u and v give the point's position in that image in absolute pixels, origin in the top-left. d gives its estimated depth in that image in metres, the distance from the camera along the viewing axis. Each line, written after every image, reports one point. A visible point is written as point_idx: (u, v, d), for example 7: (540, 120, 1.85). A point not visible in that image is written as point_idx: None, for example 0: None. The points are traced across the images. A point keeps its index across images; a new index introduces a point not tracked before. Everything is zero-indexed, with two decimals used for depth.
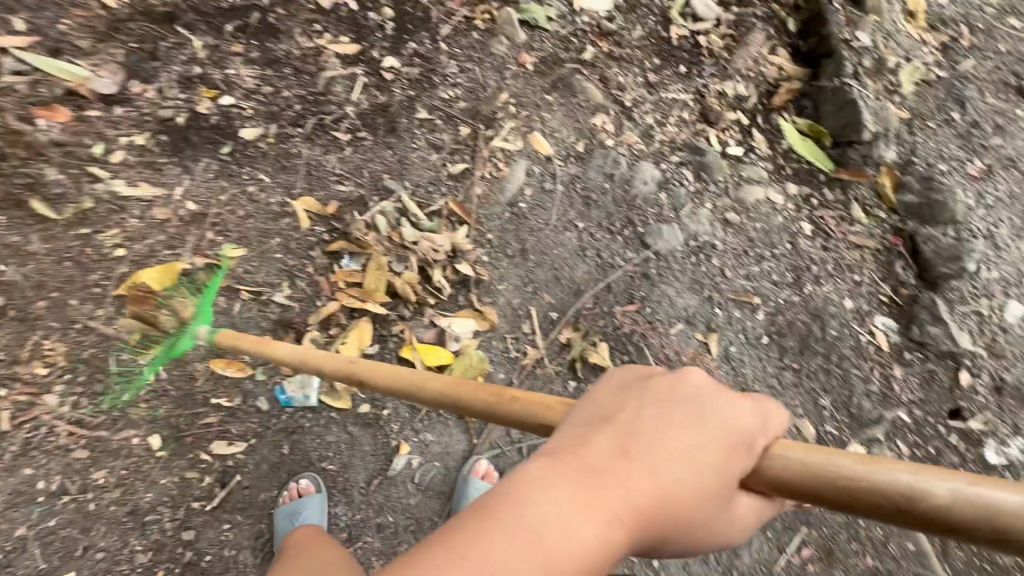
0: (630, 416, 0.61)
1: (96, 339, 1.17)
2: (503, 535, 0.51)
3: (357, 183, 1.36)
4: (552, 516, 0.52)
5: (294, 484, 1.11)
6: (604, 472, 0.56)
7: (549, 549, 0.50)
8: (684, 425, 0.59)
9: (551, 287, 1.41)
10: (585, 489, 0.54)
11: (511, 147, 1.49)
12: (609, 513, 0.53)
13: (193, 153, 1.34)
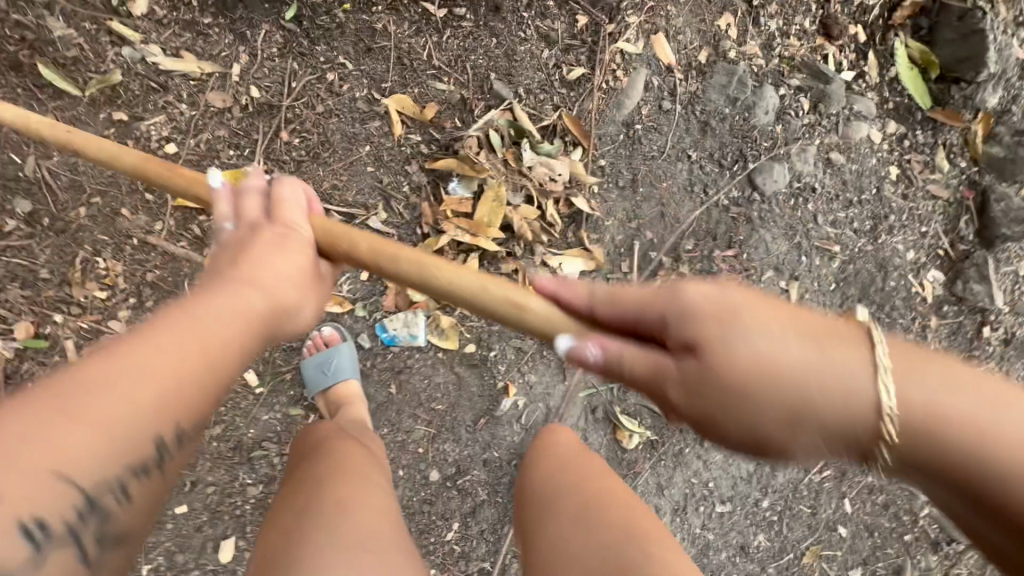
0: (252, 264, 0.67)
1: (162, 259, 0.98)
2: (182, 343, 0.55)
3: (458, 82, 1.11)
4: (215, 325, 0.58)
5: (317, 333, 1.05)
6: (248, 307, 0.63)
7: (212, 348, 0.56)
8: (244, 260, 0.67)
9: (654, 225, 1.31)
10: (236, 307, 0.61)
11: (632, 49, 1.24)
12: (232, 314, 0.60)
13: (242, 12, 1.00)
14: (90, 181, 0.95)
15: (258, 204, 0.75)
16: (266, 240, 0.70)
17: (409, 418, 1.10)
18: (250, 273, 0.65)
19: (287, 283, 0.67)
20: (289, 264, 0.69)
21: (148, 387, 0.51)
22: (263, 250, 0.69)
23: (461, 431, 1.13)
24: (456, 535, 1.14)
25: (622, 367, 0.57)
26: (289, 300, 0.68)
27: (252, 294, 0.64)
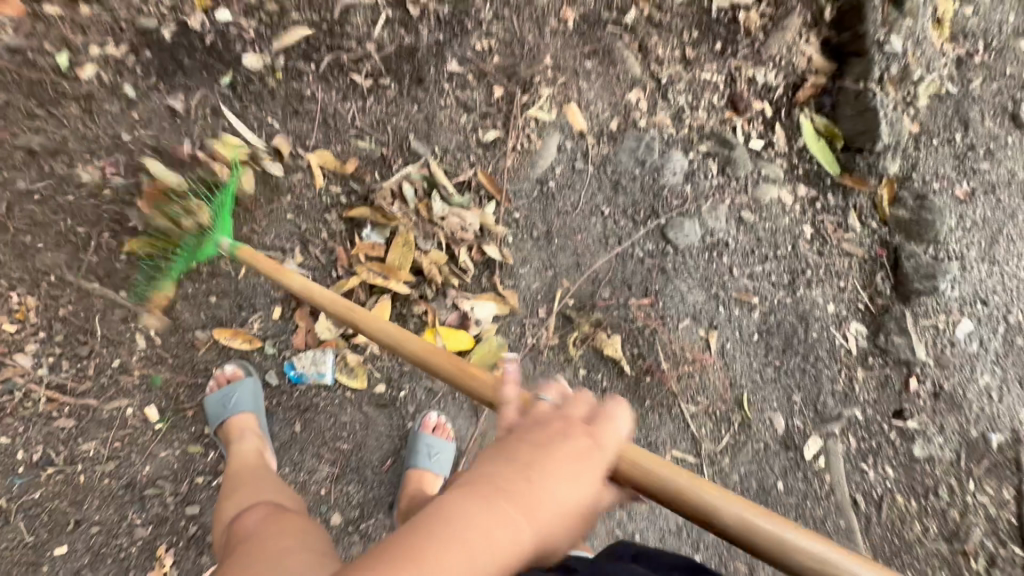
0: (548, 456, 0.68)
1: (76, 296, 1.03)
2: (450, 534, 0.56)
3: (379, 141, 1.23)
4: (471, 516, 0.58)
5: (219, 372, 1.07)
6: (507, 489, 0.62)
7: (470, 540, 0.56)
8: (575, 459, 0.70)
9: (571, 274, 1.38)
10: (506, 502, 0.61)
11: (545, 117, 1.38)
12: (541, 518, 0.62)
13: (182, 79, 1.13)
14: (18, 220, 1.03)
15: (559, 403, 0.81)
16: (564, 435, 0.72)
17: (312, 457, 1.10)
18: (535, 470, 0.66)
19: (564, 509, 0.65)
20: (568, 491, 0.66)
21: (453, 557, 0.55)
22: (567, 462, 0.69)
23: (366, 473, 1.13)
24: None
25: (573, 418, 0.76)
26: (567, 526, 0.65)
27: (540, 510, 0.62)
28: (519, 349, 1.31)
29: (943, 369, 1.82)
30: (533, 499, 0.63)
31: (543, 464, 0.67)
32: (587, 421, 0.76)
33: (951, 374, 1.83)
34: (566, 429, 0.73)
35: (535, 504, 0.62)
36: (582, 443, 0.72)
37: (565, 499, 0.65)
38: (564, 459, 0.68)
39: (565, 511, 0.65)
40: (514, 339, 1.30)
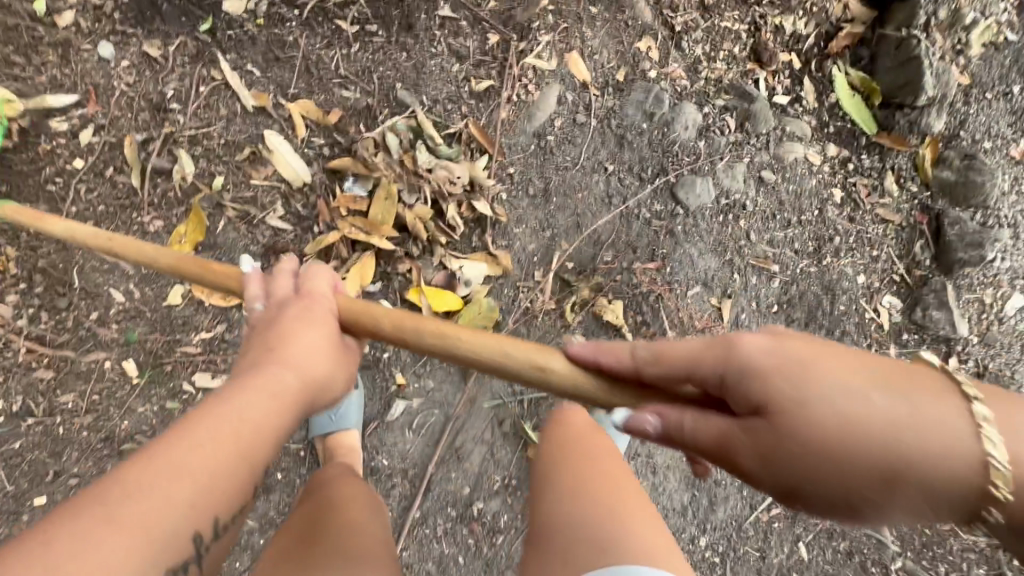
0: (297, 332, 0.76)
1: (53, 247, 1.01)
2: (194, 449, 0.57)
3: (364, 90, 1.16)
4: (245, 409, 0.63)
5: None
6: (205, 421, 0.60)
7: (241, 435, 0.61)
8: (310, 325, 0.77)
9: (570, 235, 1.29)
10: (248, 398, 0.64)
11: (544, 66, 1.29)
12: (221, 432, 0.60)
13: (162, 25, 1.08)
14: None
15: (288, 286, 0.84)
16: (303, 327, 0.77)
17: None
18: (272, 379, 0.68)
19: (319, 359, 0.75)
20: (313, 344, 0.75)
21: (172, 481, 0.54)
22: (297, 332, 0.76)
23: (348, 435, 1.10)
24: None
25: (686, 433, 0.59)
26: (324, 370, 0.75)
27: (301, 370, 0.72)
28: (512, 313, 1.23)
29: (987, 348, 1.66)
30: (266, 373, 0.69)
31: (279, 346, 0.73)
32: (305, 292, 0.82)
33: (997, 353, 1.67)
34: (298, 322, 0.77)
35: (285, 370, 0.70)
36: (307, 308, 0.80)
37: (316, 357, 0.74)
38: (297, 333, 0.76)
39: (295, 367, 0.71)
40: (507, 302, 1.23)
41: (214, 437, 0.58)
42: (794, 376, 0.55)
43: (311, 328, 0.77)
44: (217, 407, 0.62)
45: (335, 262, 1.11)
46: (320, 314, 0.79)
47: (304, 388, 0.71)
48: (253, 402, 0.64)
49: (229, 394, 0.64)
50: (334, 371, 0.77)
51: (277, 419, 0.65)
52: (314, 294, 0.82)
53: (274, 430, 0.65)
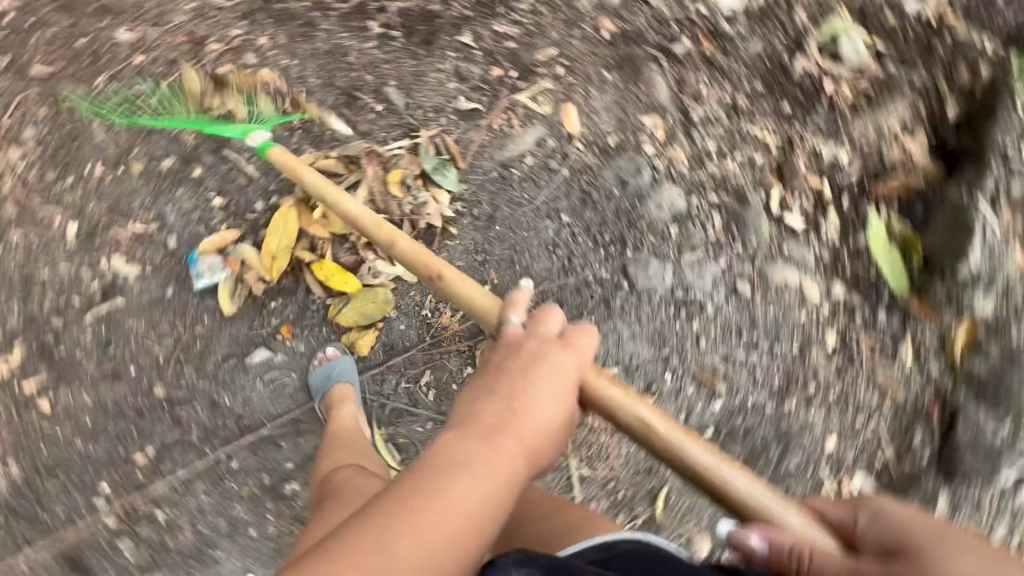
0: (507, 418, 0.77)
1: (73, 119, 1.23)
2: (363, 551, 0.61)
3: (362, 79, 1.30)
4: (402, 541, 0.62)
5: (321, 353, 1.17)
6: (428, 516, 0.64)
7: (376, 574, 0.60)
8: (491, 458, 0.72)
9: (501, 267, 1.29)
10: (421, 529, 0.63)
11: (536, 108, 1.35)
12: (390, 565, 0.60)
13: (297, 120, 1.27)
14: (60, 52, 1.25)
15: (556, 331, 0.90)
16: (514, 418, 0.78)
17: (167, 323, 1.14)
18: (431, 497, 0.66)
19: (547, 429, 0.80)
20: (484, 476, 0.70)
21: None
22: (539, 363, 0.84)
23: (206, 362, 1.14)
24: (147, 461, 1.10)
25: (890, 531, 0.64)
26: (492, 509, 0.69)
27: (526, 430, 0.77)
28: (406, 316, 1.20)
29: None
30: (515, 429, 0.77)
31: (518, 398, 0.80)
32: (566, 344, 0.88)
33: None
34: (542, 353, 0.85)
35: (472, 501, 0.68)
36: (560, 361, 0.85)
37: (544, 427, 0.80)
38: (538, 387, 0.82)
39: (523, 441, 0.76)
40: (406, 303, 1.20)
41: (447, 531, 0.64)
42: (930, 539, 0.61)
43: (554, 370, 0.84)
44: (444, 475, 0.69)
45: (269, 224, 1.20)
46: (514, 458, 0.74)
47: (537, 456, 0.78)
48: (456, 473, 0.69)
49: (388, 521, 0.64)
50: (555, 446, 0.82)
51: (507, 482, 0.72)
52: (572, 345, 0.88)
53: (492, 503, 0.70)
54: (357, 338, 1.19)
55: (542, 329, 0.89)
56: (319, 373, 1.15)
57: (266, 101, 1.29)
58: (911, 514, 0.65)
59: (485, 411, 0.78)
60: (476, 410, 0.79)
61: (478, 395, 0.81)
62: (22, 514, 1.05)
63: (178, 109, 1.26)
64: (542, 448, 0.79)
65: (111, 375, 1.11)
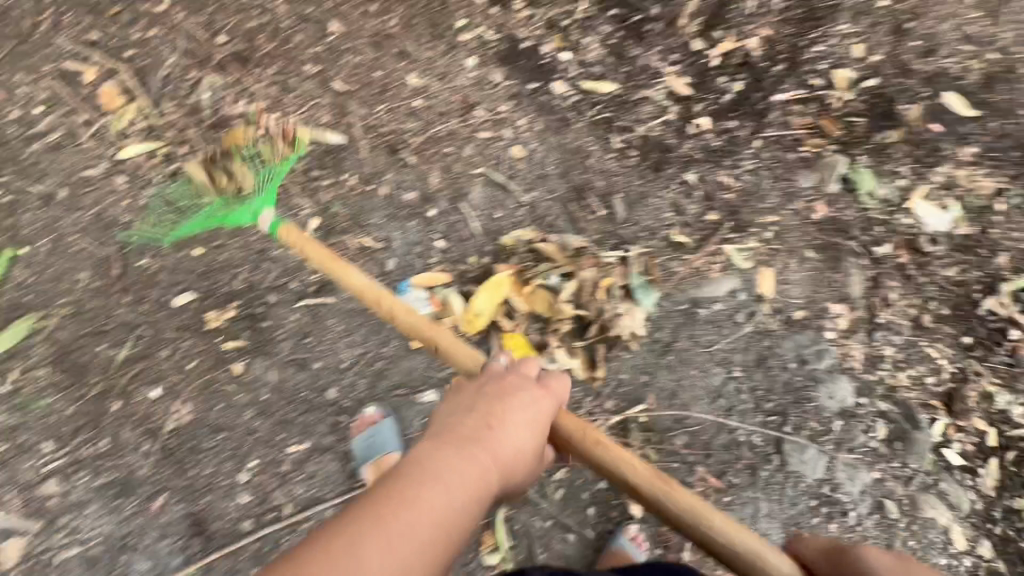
0: (482, 435, 0.83)
1: (347, 133, 1.39)
2: (340, 560, 0.63)
3: (594, 181, 1.41)
4: (374, 548, 0.65)
5: (360, 417, 1.18)
6: (393, 517, 0.68)
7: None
8: (468, 477, 0.77)
9: (661, 395, 1.30)
10: (385, 526, 0.67)
11: (738, 260, 1.40)
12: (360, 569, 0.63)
13: (298, 156, 1.36)
14: (360, 77, 1.44)
15: (533, 371, 0.98)
16: (489, 437, 0.84)
17: (360, 336, 1.21)
18: (404, 503, 0.70)
19: (522, 453, 0.86)
20: (453, 483, 0.75)
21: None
22: (519, 399, 0.91)
23: (379, 384, 1.20)
24: (297, 454, 1.15)
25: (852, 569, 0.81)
26: (459, 521, 0.73)
27: (497, 449, 0.83)
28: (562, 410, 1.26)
29: None
30: (490, 444, 0.83)
31: (495, 417, 0.87)
32: (545, 387, 0.95)
33: None
34: (520, 387, 0.93)
35: (443, 519, 0.71)
36: (537, 397, 0.92)
37: (516, 450, 0.85)
38: (510, 412, 0.88)
39: (496, 456, 0.82)
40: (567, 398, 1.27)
41: (419, 538, 0.68)
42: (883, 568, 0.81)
43: (530, 403, 0.91)
44: (422, 477, 0.74)
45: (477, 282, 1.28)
46: (486, 479, 0.79)
47: (509, 474, 0.83)
48: (431, 478, 0.74)
49: (354, 523, 0.67)
50: (526, 474, 0.88)
51: (477, 489, 0.77)
52: (549, 387, 0.96)
53: (464, 524, 0.73)
54: None
55: (524, 367, 0.97)
56: (365, 440, 1.16)
57: (262, 148, 1.34)
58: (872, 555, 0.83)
59: (458, 427, 0.85)
60: (453, 426, 0.86)
61: (464, 415, 0.87)
62: (178, 457, 1.13)
63: (189, 214, 1.26)
64: (514, 469, 0.84)
65: (298, 363, 1.19)
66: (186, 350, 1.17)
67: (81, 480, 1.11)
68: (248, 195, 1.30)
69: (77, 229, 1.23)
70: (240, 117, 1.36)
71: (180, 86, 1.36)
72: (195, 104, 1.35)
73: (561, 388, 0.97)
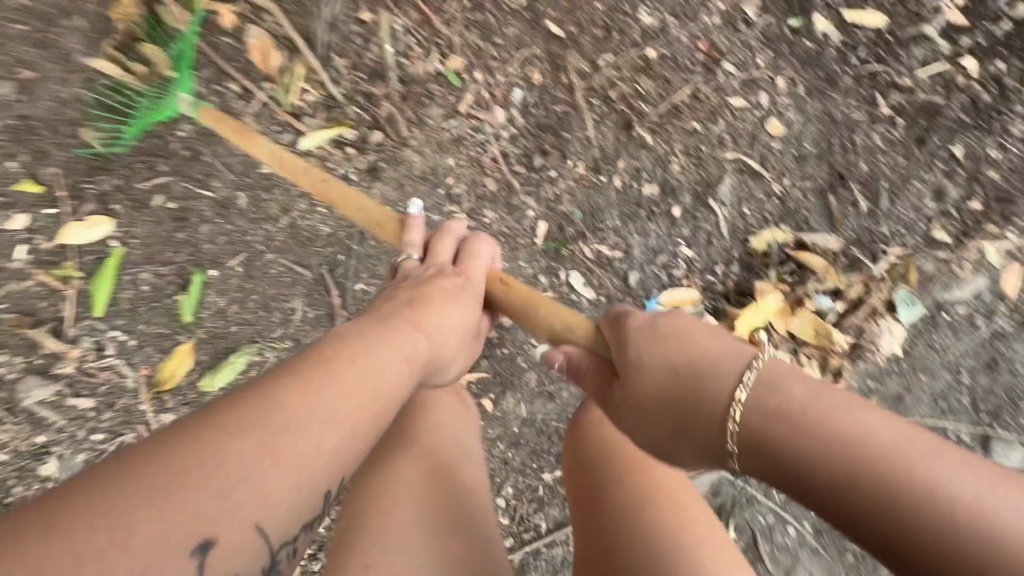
0: (405, 318, 0.74)
1: (568, 103, 1.10)
2: (255, 421, 0.48)
3: (854, 163, 1.18)
4: (313, 413, 0.52)
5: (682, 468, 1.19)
6: (321, 382, 0.55)
7: (285, 452, 0.48)
8: (383, 343, 0.66)
9: (887, 399, 1.28)
10: (310, 383, 0.54)
11: (993, 256, 1.26)
12: (290, 446, 0.49)
13: None
14: (578, 15, 1.09)
15: (450, 249, 0.91)
16: (410, 313, 0.75)
17: None
18: (324, 367, 0.57)
19: (449, 336, 0.79)
20: (388, 365, 0.64)
21: (244, 465, 0.46)
22: (439, 288, 0.82)
23: None
24: (549, 479, 1.15)
25: (642, 359, 0.68)
26: (394, 405, 0.62)
27: (423, 325, 0.75)
28: None
29: None
30: (413, 323, 0.74)
31: (418, 304, 0.78)
32: (462, 269, 0.87)
33: None
34: (433, 276, 0.84)
35: (360, 371, 0.60)
36: (456, 285, 0.84)
37: (443, 326, 0.78)
38: (442, 305, 0.80)
39: (424, 329, 0.74)
40: None
41: (337, 406, 0.54)
42: (673, 345, 0.67)
43: (450, 293, 0.82)
44: (348, 351, 0.61)
45: (733, 301, 1.13)
46: (411, 350, 0.69)
47: (435, 353, 0.75)
48: (359, 347, 0.63)
49: (272, 385, 0.53)
50: (457, 357, 0.82)
51: (409, 365, 0.68)
52: (466, 271, 0.88)
53: (394, 397, 0.62)
54: None
55: (435, 257, 0.89)
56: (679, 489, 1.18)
57: (171, 12, 0.94)
58: (641, 319, 0.71)
59: (380, 313, 0.75)
60: (374, 312, 0.75)
61: (388, 303, 0.78)
62: None
63: (115, 129, 0.95)
64: (438, 345, 0.76)
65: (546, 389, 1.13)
66: None
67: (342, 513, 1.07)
68: (166, 83, 0.94)
69: (270, 244, 1.01)
70: (438, 80, 1.04)
71: (354, 36, 1.01)
72: (377, 63, 1.02)
73: (477, 269, 0.89)
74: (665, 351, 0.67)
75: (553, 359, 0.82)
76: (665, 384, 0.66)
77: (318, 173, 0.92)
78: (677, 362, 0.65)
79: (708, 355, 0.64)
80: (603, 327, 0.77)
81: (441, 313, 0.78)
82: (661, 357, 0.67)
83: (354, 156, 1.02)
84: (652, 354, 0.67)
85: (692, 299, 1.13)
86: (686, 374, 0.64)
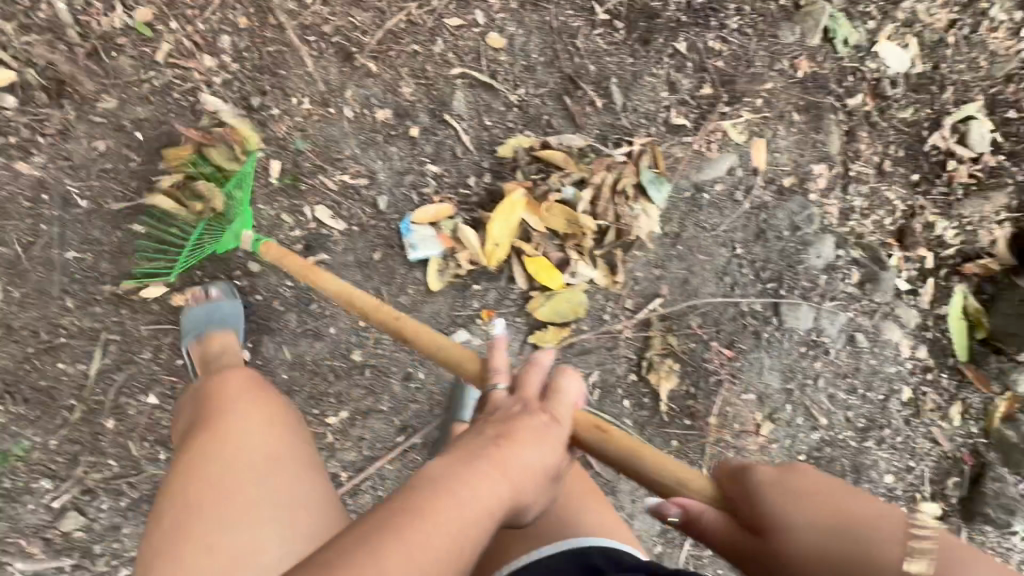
0: (487, 456, 0.56)
1: (279, 40, 1.07)
2: None
3: (584, 67, 1.25)
4: None
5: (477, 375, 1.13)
6: (371, 544, 0.45)
7: None
8: (467, 496, 0.51)
9: (674, 283, 1.33)
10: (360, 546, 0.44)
11: (734, 135, 1.37)
12: None
13: None
14: None
15: (535, 385, 0.65)
16: (481, 444, 0.57)
17: (372, 288, 1.10)
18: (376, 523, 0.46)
19: (534, 476, 0.58)
20: (457, 517, 0.49)
21: None
22: (521, 426, 0.60)
23: None
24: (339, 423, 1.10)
25: (773, 512, 0.53)
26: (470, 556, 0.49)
27: (507, 461, 0.56)
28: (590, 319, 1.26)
29: None
30: (497, 459, 0.56)
31: (501, 440, 0.58)
32: (553, 397, 0.64)
33: None
34: (520, 411, 0.62)
35: (442, 542, 0.47)
36: (540, 422, 0.61)
37: (532, 464, 0.58)
38: (523, 442, 0.59)
39: (505, 471, 0.55)
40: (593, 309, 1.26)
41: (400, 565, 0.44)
42: (805, 504, 0.52)
43: (537, 431, 0.60)
44: (421, 502, 0.49)
45: (488, 210, 1.16)
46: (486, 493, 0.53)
47: (520, 499, 0.57)
48: (435, 502, 0.50)
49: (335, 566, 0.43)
50: (539, 499, 0.60)
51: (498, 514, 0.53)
52: (552, 406, 0.63)
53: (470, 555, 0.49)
54: (549, 335, 1.22)
55: (524, 388, 0.64)
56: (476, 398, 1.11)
57: (214, 153, 1.03)
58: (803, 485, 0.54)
59: (460, 449, 0.57)
60: (447, 444, 0.58)
61: (463, 439, 0.59)
62: None
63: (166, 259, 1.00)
64: (527, 489, 0.58)
65: (313, 332, 1.07)
66: (171, 346, 1.01)
67: (103, 505, 0.99)
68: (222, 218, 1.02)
69: None
70: (126, 33, 1.00)
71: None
72: (53, 22, 0.97)
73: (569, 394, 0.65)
74: (805, 512, 0.52)
75: (667, 512, 0.58)
76: (820, 551, 0.49)
77: (389, 309, 0.85)
78: (822, 526, 0.50)
79: (863, 518, 0.50)
80: (723, 483, 0.59)
81: (527, 453, 0.58)
82: (808, 520, 0.51)
83: (42, 123, 0.96)
84: (804, 521, 0.51)
85: (448, 211, 1.14)
86: (842, 535, 0.49)
